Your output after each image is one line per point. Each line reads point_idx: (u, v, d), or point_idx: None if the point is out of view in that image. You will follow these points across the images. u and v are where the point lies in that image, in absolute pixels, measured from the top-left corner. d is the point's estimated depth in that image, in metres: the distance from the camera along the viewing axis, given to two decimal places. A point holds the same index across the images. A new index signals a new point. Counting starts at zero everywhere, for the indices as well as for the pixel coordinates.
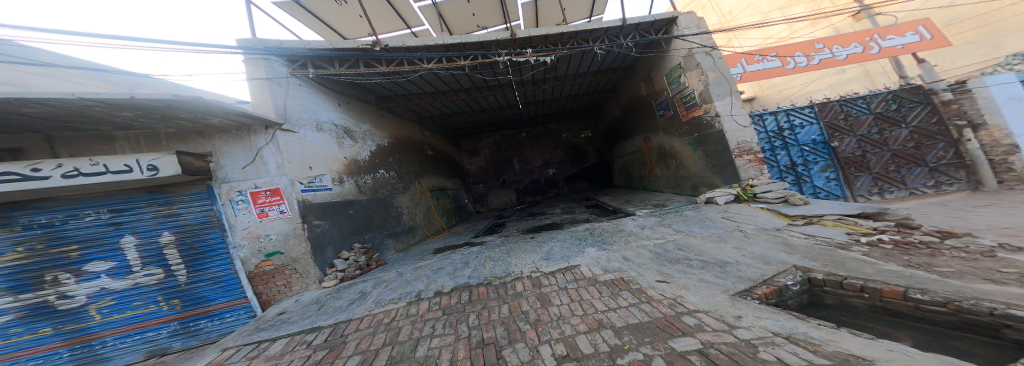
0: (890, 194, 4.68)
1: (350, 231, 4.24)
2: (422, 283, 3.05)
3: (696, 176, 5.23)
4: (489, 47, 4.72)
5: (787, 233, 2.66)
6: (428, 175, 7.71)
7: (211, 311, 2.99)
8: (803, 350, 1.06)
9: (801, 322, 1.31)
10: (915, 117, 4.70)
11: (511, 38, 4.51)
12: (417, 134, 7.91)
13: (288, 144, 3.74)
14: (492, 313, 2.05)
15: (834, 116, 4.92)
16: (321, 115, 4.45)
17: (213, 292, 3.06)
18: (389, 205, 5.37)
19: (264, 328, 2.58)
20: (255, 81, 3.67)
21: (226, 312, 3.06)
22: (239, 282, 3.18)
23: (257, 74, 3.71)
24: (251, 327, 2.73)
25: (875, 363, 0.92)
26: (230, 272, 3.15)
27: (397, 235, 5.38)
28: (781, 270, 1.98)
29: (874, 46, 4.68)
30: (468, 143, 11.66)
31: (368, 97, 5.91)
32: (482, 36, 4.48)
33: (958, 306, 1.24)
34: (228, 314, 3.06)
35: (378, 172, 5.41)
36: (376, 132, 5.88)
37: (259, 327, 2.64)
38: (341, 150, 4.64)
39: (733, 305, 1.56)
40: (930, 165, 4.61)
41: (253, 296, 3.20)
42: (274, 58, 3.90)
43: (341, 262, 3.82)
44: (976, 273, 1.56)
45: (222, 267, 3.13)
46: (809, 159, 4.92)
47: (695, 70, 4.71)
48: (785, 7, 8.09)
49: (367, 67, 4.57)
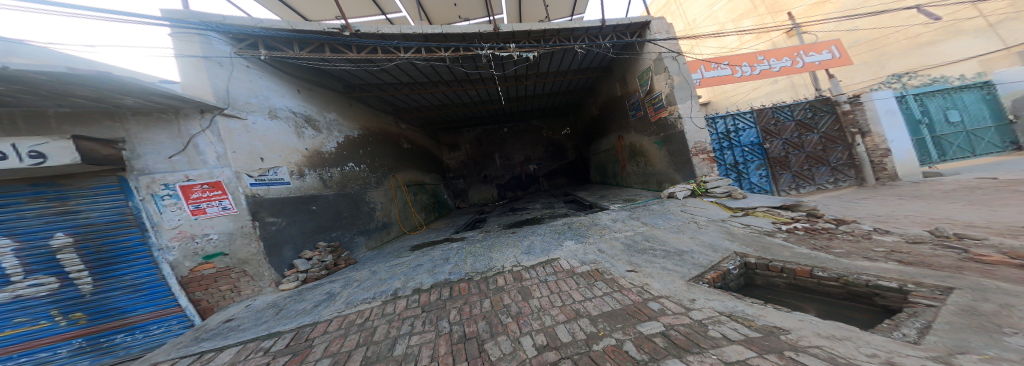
0: (806, 189, 5.66)
1: (313, 229, 3.85)
2: (398, 281, 2.94)
3: (661, 173, 5.75)
4: (471, 39, 4.54)
5: (730, 223, 3.11)
6: (404, 169, 7.28)
7: (129, 324, 2.52)
8: (742, 325, 1.29)
9: (739, 301, 1.57)
10: (825, 124, 5.68)
11: (494, 32, 4.39)
12: (393, 126, 7.42)
13: (231, 131, 3.20)
14: (473, 308, 2.08)
15: (767, 121, 5.74)
16: (275, 101, 3.87)
17: (131, 302, 2.56)
18: (359, 201, 4.97)
19: (206, 338, 2.26)
20: (185, 59, 3.06)
21: (152, 324, 2.60)
22: (168, 289, 2.72)
23: (190, 51, 3.11)
24: (188, 338, 2.36)
25: (790, 331, 1.18)
26: (155, 279, 2.68)
27: (371, 232, 5.05)
28: (724, 256, 2.29)
29: (799, 61, 5.48)
30: (448, 138, 11.28)
31: (336, 86, 5.36)
32: (464, 28, 4.30)
33: (847, 281, 1.62)
34: (154, 325, 2.60)
35: (347, 165, 4.96)
36: (345, 123, 5.35)
37: (198, 338, 2.29)
38: (301, 140, 4.12)
39: (690, 290, 1.79)
40: (833, 164, 5.64)
41: (188, 304, 2.78)
42: (213, 33, 3.31)
43: (303, 263, 3.45)
44: (859, 252, 2.00)
45: (144, 273, 2.64)
46: (748, 158, 5.73)
47: (663, 73, 5.07)
48: (738, 20, 9.42)
49: (334, 53, 4.12)
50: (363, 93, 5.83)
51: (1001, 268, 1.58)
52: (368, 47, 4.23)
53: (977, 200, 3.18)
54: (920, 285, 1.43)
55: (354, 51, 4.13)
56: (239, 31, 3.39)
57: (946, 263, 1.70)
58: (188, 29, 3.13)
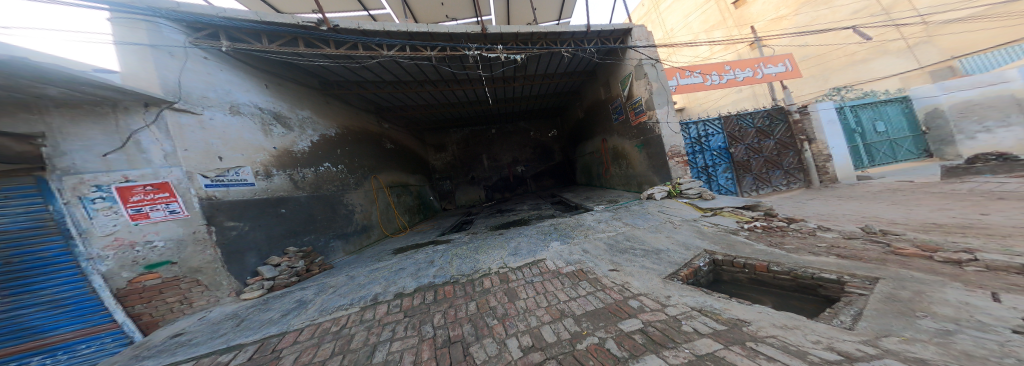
0: (765, 190, 6.23)
1: (281, 234, 3.56)
2: (379, 286, 2.82)
3: (641, 175, 6.05)
4: (458, 39, 4.46)
5: (700, 223, 3.36)
6: (386, 170, 6.97)
7: (47, 344, 2.07)
8: (710, 319, 1.42)
9: (708, 296, 1.72)
10: (780, 132, 6.32)
11: (481, 33, 4.35)
12: (375, 126, 7.07)
13: (182, 127, 2.86)
14: (458, 311, 2.05)
15: (733, 127, 6.26)
16: (238, 96, 3.53)
17: (48, 320, 2.13)
18: (336, 203, 4.68)
19: (147, 357, 1.98)
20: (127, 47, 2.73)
21: (80, 343, 2.17)
22: (101, 304, 2.33)
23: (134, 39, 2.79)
24: (125, 357, 2.06)
25: (751, 323, 1.33)
26: (82, 292, 2.28)
27: (348, 236, 4.79)
28: (696, 253, 2.47)
29: (758, 72, 6.02)
30: (433, 138, 11.00)
31: (311, 83, 5.02)
32: (451, 27, 4.20)
33: (797, 274, 1.84)
34: (83, 345, 2.17)
35: (322, 165, 4.65)
36: (320, 121, 5.00)
37: (138, 356, 2.00)
38: (267, 138, 3.78)
39: (666, 287, 1.92)
40: (786, 168, 6.28)
41: (126, 320, 2.39)
42: (165, 21, 2.98)
43: (269, 269, 3.16)
44: (806, 248, 2.27)
45: (68, 286, 2.25)
46: (716, 162, 6.21)
47: (642, 79, 5.32)
48: (709, 31, 10.75)
49: (308, 48, 3.87)
50: (340, 91, 5.50)
51: (916, 259, 1.87)
52: (348, 43, 4.02)
53: (897, 201, 3.71)
54: (854, 276, 1.66)
55: (333, 46, 3.90)
56: (194, 19, 3.09)
57: (873, 256, 1.98)
58: (133, 14, 2.78)
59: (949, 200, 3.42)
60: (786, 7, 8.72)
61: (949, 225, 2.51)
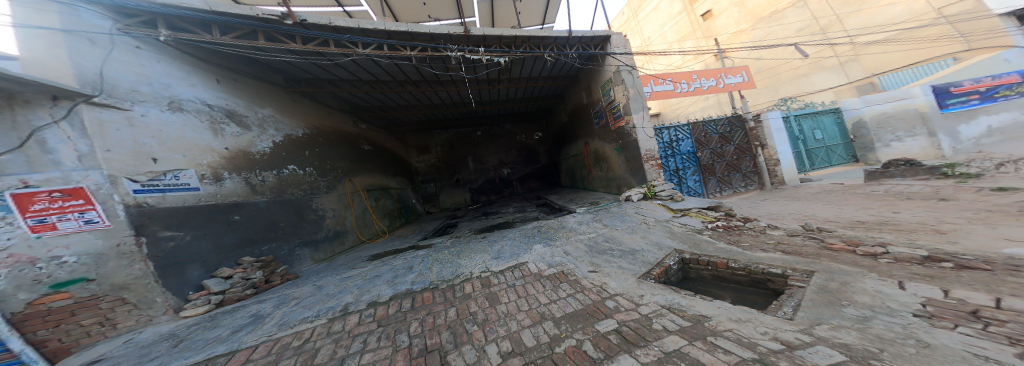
0: (727, 192, 6.78)
1: (233, 243, 3.20)
2: (350, 295, 2.65)
3: (621, 177, 6.34)
4: (439, 40, 4.34)
5: (671, 223, 3.59)
6: (363, 172, 6.59)
7: None
8: (677, 316, 1.56)
9: (676, 294, 1.86)
10: (740, 138, 6.92)
11: (464, 34, 4.27)
12: (351, 126, 6.68)
13: (104, 124, 2.46)
14: (437, 318, 1.99)
15: (700, 133, 6.77)
16: (180, 91, 3.12)
17: None
18: (303, 207, 4.35)
19: None
20: None
21: None
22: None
23: None
24: None
25: (711, 318, 1.49)
26: None
27: (318, 243, 4.46)
28: (666, 253, 2.61)
29: (721, 82, 6.54)
30: (416, 140, 10.69)
31: (275, 80, 4.62)
32: (432, 27, 4.07)
33: (751, 270, 2.04)
34: None
35: (286, 168, 4.29)
36: (285, 120, 4.59)
37: None
38: (217, 138, 3.37)
39: (640, 286, 2.03)
40: (745, 171, 6.89)
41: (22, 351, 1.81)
42: (84, 4, 2.59)
43: (217, 283, 2.82)
44: (758, 245, 2.52)
45: None
46: (686, 165, 6.69)
47: (620, 85, 5.56)
48: (681, 41, 11.85)
49: (271, 42, 3.55)
50: (311, 89, 5.13)
51: (843, 253, 2.16)
52: (316, 38, 3.74)
53: (833, 201, 4.24)
54: (795, 270, 1.89)
55: (299, 41, 3.64)
56: (122, 3, 2.70)
57: (810, 251, 2.26)
58: None
59: (871, 200, 3.98)
60: (745, 23, 10.10)
61: (871, 222, 2.93)
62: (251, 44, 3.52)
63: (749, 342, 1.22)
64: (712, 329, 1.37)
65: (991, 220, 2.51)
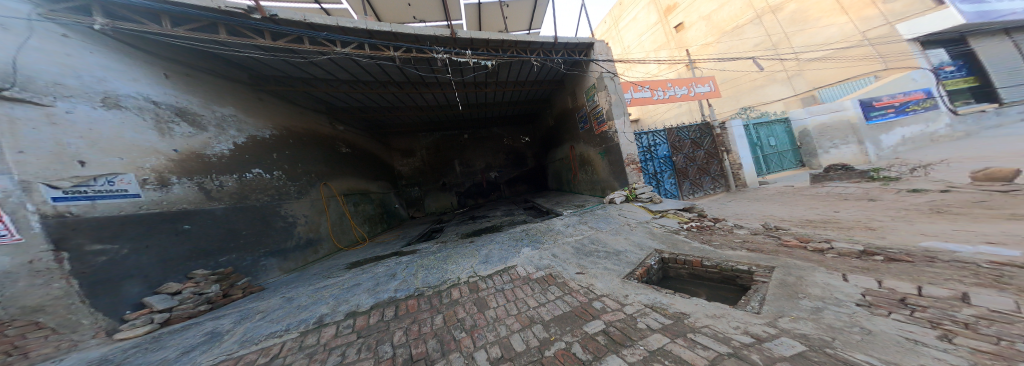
0: (699, 194, 7.27)
1: (182, 255, 2.83)
2: (325, 306, 2.46)
3: (604, 180, 6.57)
4: (425, 42, 4.22)
5: (651, 224, 3.79)
6: (340, 177, 6.18)
7: None
8: (660, 315, 1.65)
9: (658, 293, 1.96)
10: (709, 143, 7.49)
11: (451, 37, 4.19)
12: (327, 128, 6.26)
13: (17, 122, 2.02)
14: (423, 326, 1.91)
15: (675, 139, 7.23)
16: (117, 85, 2.71)
17: None
18: (270, 214, 3.98)
19: None
20: None
21: None
22: None
23: None
24: None
25: (690, 315, 1.58)
26: None
27: (287, 252, 4.10)
28: (647, 253, 2.75)
29: (692, 90, 7.05)
30: (400, 143, 10.33)
31: (238, 77, 4.20)
32: (418, 28, 3.95)
33: (722, 267, 2.21)
34: None
35: (250, 172, 3.90)
36: (249, 120, 4.18)
37: None
38: (163, 139, 2.97)
39: (624, 286, 2.12)
40: (714, 175, 7.45)
41: None
42: None
43: (162, 300, 2.47)
44: (728, 244, 2.75)
45: None
46: (663, 169, 7.10)
47: (603, 91, 5.78)
48: (656, 50, 12.84)
49: (233, 37, 3.24)
50: (281, 88, 4.76)
51: (797, 250, 2.41)
52: (289, 35, 3.48)
53: (788, 202, 4.73)
54: (759, 266, 2.08)
55: (269, 37, 3.38)
56: None
57: (771, 249, 2.50)
58: None
59: (819, 201, 4.49)
60: (711, 36, 11.11)
61: (819, 221, 3.31)
62: (211, 39, 3.21)
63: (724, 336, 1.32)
64: (691, 326, 1.46)
65: (908, 217, 2.97)
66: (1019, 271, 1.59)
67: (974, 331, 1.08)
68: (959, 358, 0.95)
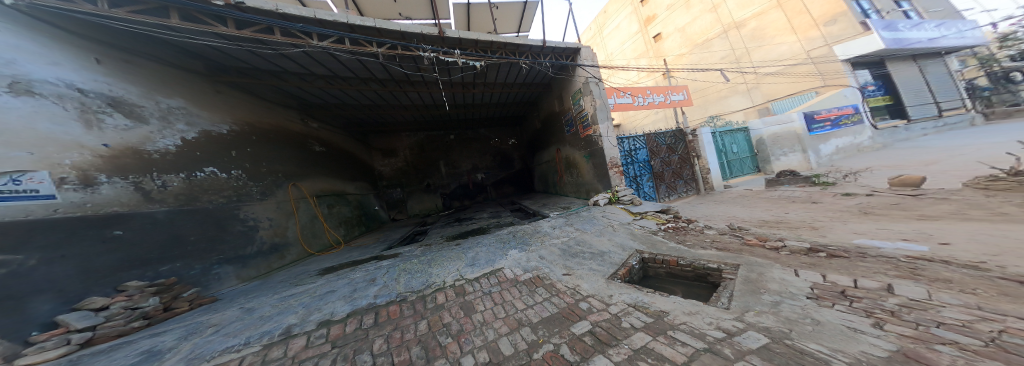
0: (674, 196, 7.77)
1: (112, 265, 2.43)
2: (293, 316, 2.26)
3: (589, 183, 6.78)
4: (411, 39, 4.07)
5: (632, 225, 3.99)
6: (312, 177, 5.73)
7: None
8: (642, 314, 1.73)
9: (639, 292, 2.06)
10: (683, 149, 8.04)
11: (438, 36, 4.08)
12: (299, 124, 5.79)
13: None
14: (406, 333, 1.83)
15: (653, 144, 7.66)
16: (32, 67, 2.26)
17: None
18: (228, 218, 3.57)
19: None
20: None
21: None
22: None
23: None
24: None
25: (669, 313, 1.69)
26: None
27: (248, 259, 3.70)
28: (629, 253, 2.89)
29: (668, 98, 7.51)
30: (381, 142, 9.89)
31: (190, 66, 3.73)
32: (404, 25, 3.81)
33: (696, 266, 2.39)
34: None
35: (203, 170, 3.47)
36: (205, 113, 3.74)
37: None
38: (89, 132, 2.52)
39: (609, 286, 2.20)
40: (687, 178, 8.02)
41: None
42: None
43: (82, 318, 2.04)
44: (699, 243, 2.98)
45: None
46: (642, 172, 7.49)
47: (589, 95, 5.97)
48: (636, 59, 13.73)
49: (188, 22, 2.90)
50: (246, 80, 4.33)
51: (757, 248, 2.68)
52: (258, 24, 3.25)
53: (750, 204, 5.23)
54: (726, 264, 2.28)
55: (231, 25, 3.10)
56: None
57: (735, 247, 2.75)
58: None
59: (775, 203, 5.02)
60: (684, 48, 12.03)
61: (775, 221, 3.69)
62: (160, 23, 2.85)
63: (703, 334, 1.40)
64: (671, 324, 1.55)
65: (845, 218, 3.42)
66: (927, 264, 1.91)
67: (899, 318, 1.28)
68: (888, 342, 1.12)
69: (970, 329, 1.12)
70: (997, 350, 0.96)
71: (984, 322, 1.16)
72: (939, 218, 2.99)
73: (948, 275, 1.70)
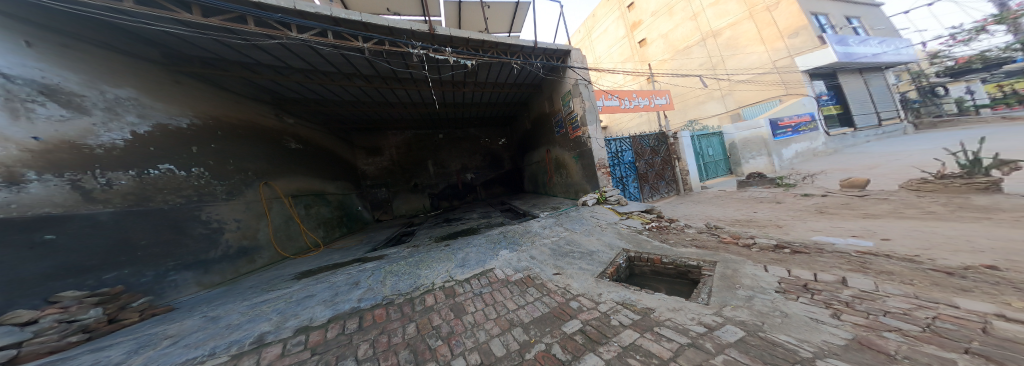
0: (657, 197, 8.11)
1: (43, 274, 2.11)
2: (267, 324, 2.10)
3: (578, 183, 6.91)
4: (400, 35, 3.92)
5: (620, 225, 4.13)
6: (288, 176, 5.36)
7: None
8: (629, 311, 1.80)
9: (626, 290, 2.14)
10: (666, 151, 8.41)
11: (429, 33, 3.96)
12: (272, 120, 5.37)
13: None
14: (393, 337, 1.76)
15: (639, 146, 7.95)
16: None
17: None
18: (187, 221, 3.24)
19: None
20: None
21: None
22: None
23: None
24: None
25: (654, 310, 1.77)
26: None
27: (211, 264, 3.38)
28: (616, 252, 2.98)
29: (653, 102, 7.79)
30: (365, 140, 9.47)
31: (142, 53, 3.30)
32: (392, 20, 3.65)
33: (678, 263, 2.52)
34: None
35: (158, 168, 3.13)
36: (162, 106, 3.36)
37: None
38: (15, 123, 2.16)
39: (598, 285, 2.27)
40: (669, 179, 8.41)
41: None
42: None
43: (5, 333, 1.72)
44: (681, 241, 3.15)
45: None
46: (627, 173, 7.75)
47: (578, 97, 6.07)
48: (622, 62, 14.38)
49: (147, 8, 2.62)
50: (212, 71, 3.96)
51: (732, 245, 2.88)
52: (229, 13, 3.00)
53: (725, 204, 5.58)
54: (705, 262, 2.42)
55: (197, 12, 2.83)
56: None
57: (713, 245, 2.94)
58: None
59: (748, 203, 5.39)
60: (666, 54, 12.65)
61: (748, 220, 3.97)
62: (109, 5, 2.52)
63: (687, 330, 1.47)
64: (656, 321, 1.62)
65: (808, 217, 3.75)
66: (873, 258, 2.15)
67: (852, 308, 1.43)
68: (845, 331, 1.24)
69: (910, 316, 1.28)
70: (931, 335, 1.11)
71: (920, 310, 1.33)
72: (882, 216, 3.37)
73: (889, 268, 1.93)
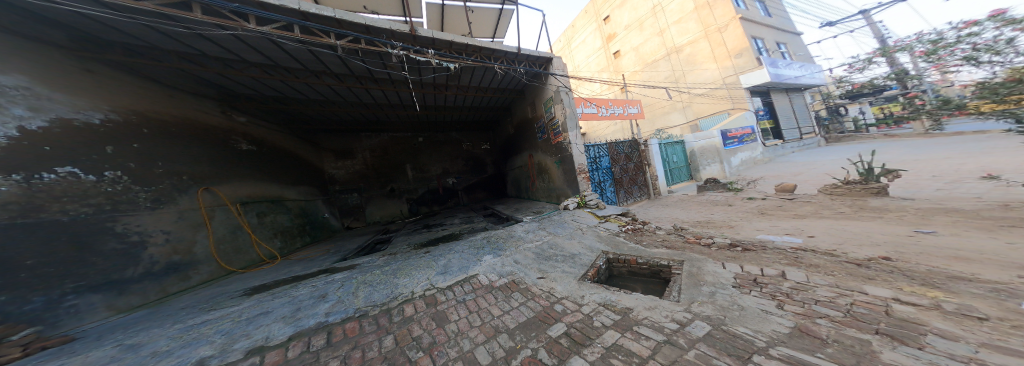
0: (630, 200, 8.64)
1: None
2: (209, 347, 1.81)
3: (559, 188, 7.10)
4: (378, 34, 3.71)
5: (599, 228, 4.33)
6: (237, 180, 4.69)
7: None
8: (609, 312, 1.89)
9: (606, 291, 2.25)
10: (637, 157, 9.04)
11: (410, 34, 3.80)
12: (218, 117, 4.69)
13: None
14: (368, 351, 1.64)
15: (614, 152, 8.44)
16: None
17: None
18: (93, 236, 2.67)
19: None
20: None
21: None
22: None
23: None
24: None
25: (632, 309, 1.88)
26: None
27: (126, 285, 2.82)
28: (596, 255, 3.12)
29: (626, 111, 8.32)
30: (335, 142, 8.74)
31: (43, 34, 2.69)
32: (370, 19, 3.42)
33: (652, 263, 2.72)
34: None
35: (56, 170, 2.56)
36: (65, 96, 2.76)
37: None
38: None
39: (580, 287, 2.35)
40: (641, 183, 9.04)
41: None
42: None
43: None
44: (653, 243, 3.40)
45: None
46: (604, 178, 8.15)
47: (559, 104, 6.27)
48: (598, 72, 15.35)
49: None
50: (142, 60, 3.37)
51: (696, 245, 3.18)
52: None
53: (688, 207, 6.16)
54: (674, 261, 2.65)
55: None
56: None
57: (680, 245, 3.22)
58: None
59: (706, 206, 6.02)
60: (636, 66, 13.72)
61: (708, 221, 4.42)
62: None
63: (661, 327, 1.59)
64: (634, 319, 1.73)
65: (754, 218, 4.28)
66: (804, 253, 2.54)
67: (792, 298, 1.67)
68: (788, 320, 1.44)
69: (834, 303, 1.54)
70: (851, 319, 1.33)
71: (841, 297, 1.61)
72: (808, 216, 4.00)
73: (816, 261, 2.29)
